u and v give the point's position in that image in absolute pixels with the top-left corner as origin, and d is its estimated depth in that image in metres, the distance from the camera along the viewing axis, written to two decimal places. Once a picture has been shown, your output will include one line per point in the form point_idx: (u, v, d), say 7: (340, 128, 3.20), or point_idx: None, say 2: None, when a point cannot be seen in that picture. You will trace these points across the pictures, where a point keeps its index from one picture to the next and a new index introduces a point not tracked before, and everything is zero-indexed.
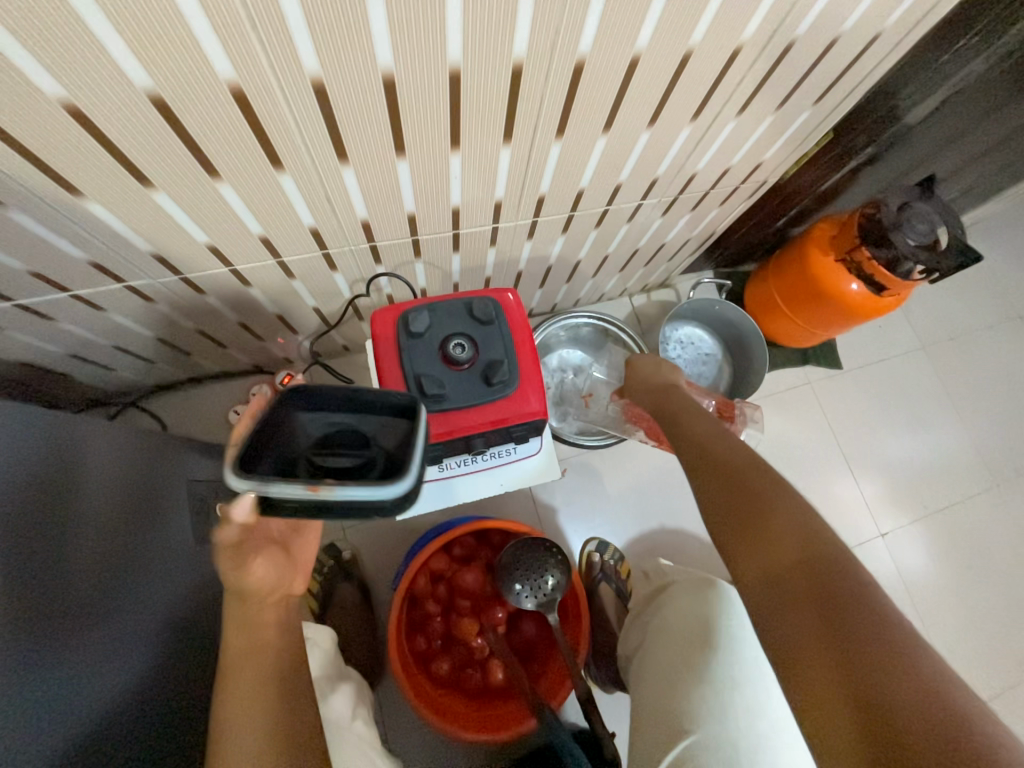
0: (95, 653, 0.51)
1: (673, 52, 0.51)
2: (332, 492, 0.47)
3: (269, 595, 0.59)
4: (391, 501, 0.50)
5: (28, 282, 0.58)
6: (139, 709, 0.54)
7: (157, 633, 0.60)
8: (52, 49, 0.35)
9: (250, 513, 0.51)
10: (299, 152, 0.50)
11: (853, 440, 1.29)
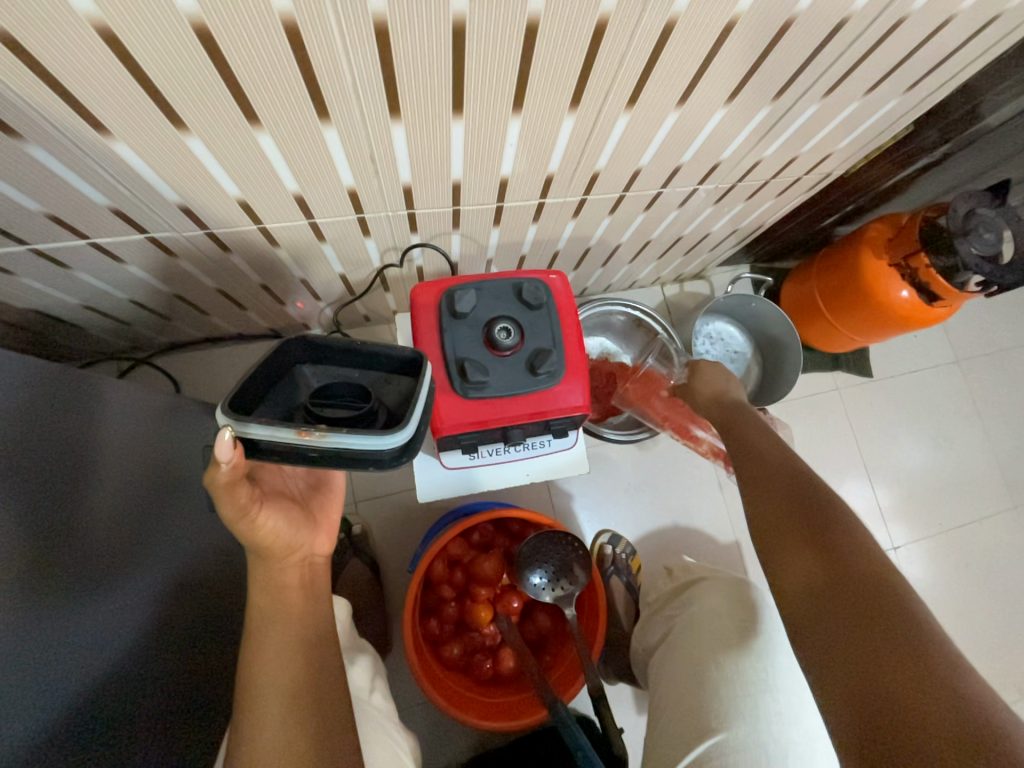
0: (115, 618, 0.51)
1: (773, 19, 0.45)
2: (322, 437, 0.45)
3: (287, 558, 0.56)
4: (385, 448, 0.46)
5: (44, 225, 0.54)
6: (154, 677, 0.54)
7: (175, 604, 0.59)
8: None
9: (235, 453, 0.45)
10: (348, 102, 0.45)
11: (875, 450, 1.26)
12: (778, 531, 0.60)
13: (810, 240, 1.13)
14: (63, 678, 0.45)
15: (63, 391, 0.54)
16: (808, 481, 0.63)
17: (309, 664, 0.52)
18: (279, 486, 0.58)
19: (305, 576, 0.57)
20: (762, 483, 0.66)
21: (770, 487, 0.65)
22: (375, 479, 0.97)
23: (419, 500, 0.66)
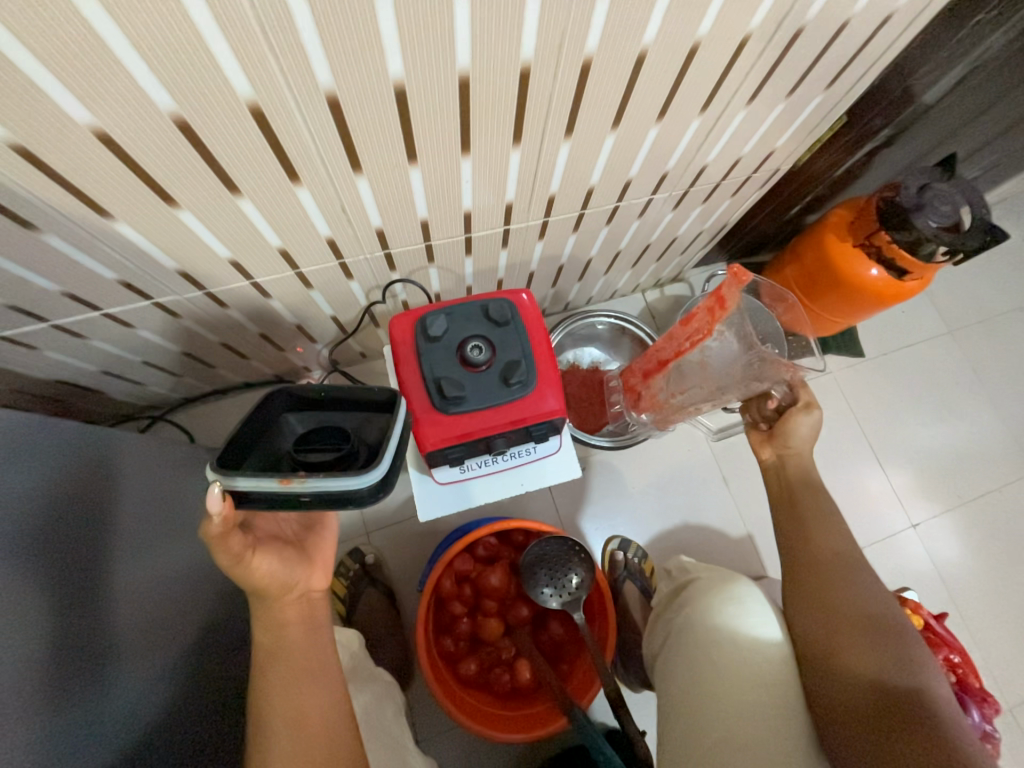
0: (143, 656, 0.54)
1: (679, 45, 0.51)
2: (303, 482, 0.50)
3: (285, 596, 0.58)
4: (362, 486, 0.52)
5: (62, 303, 0.61)
6: (184, 713, 0.56)
7: (196, 641, 0.62)
8: (87, 76, 0.36)
9: (226, 504, 0.50)
10: (314, 164, 0.51)
11: (880, 429, 1.26)
12: (829, 632, 0.65)
13: (780, 233, 1.17)
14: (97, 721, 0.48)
15: (80, 450, 0.59)
16: (874, 611, 0.64)
17: (319, 696, 0.55)
18: (274, 530, 0.61)
19: (305, 612, 0.60)
20: (816, 580, 0.69)
21: (824, 591, 0.67)
22: (384, 507, 1.01)
23: (422, 518, 0.69)
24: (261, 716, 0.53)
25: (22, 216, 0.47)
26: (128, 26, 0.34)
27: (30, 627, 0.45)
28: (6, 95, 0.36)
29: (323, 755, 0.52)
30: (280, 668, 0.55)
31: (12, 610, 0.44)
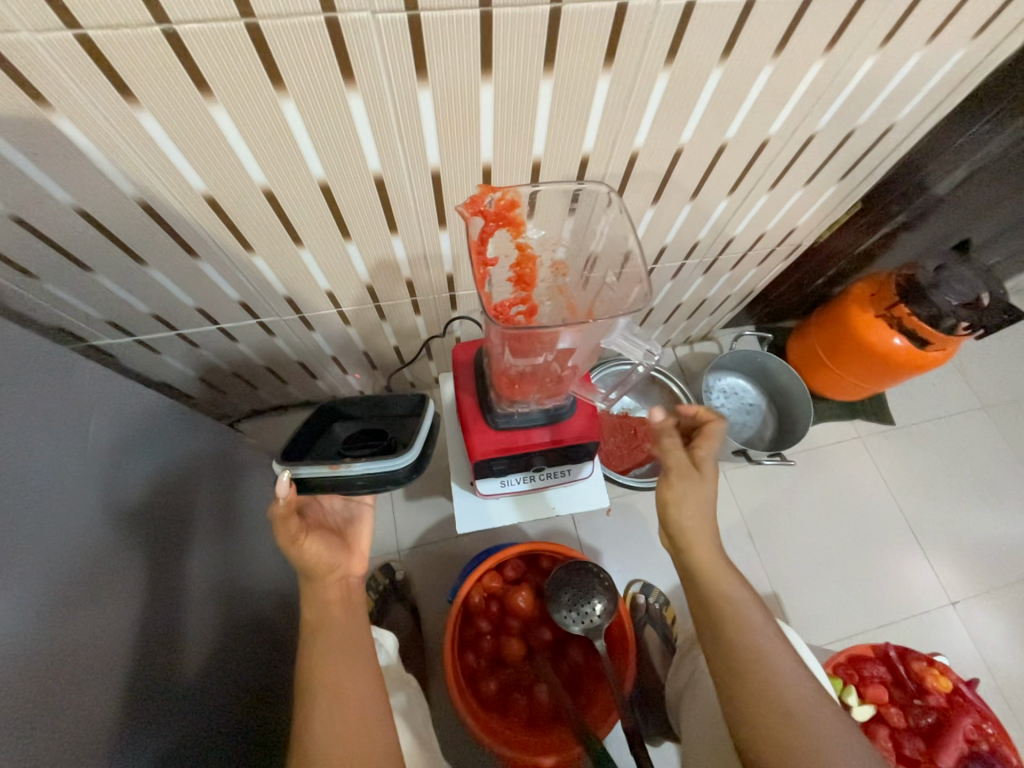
0: (197, 642, 0.60)
1: (710, 143, 0.62)
2: (347, 468, 0.69)
3: (327, 576, 0.63)
4: (396, 468, 0.71)
5: (192, 316, 0.74)
6: (221, 701, 0.61)
7: (235, 633, 0.68)
8: (272, 151, 0.50)
9: (289, 490, 0.59)
10: (411, 219, 0.64)
11: (915, 499, 1.24)
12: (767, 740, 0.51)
13: (806, 302, 1.25)
14: (163, 696, 0.53)
15: (182, 450, 0.69)
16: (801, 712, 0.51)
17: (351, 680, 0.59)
18: (321, 518, 0.66)
19: (347, 599, 0.65)
20: (737, 673, 0.54)
21: (747, 686, 0.53)
22: (419, 527, 1.08)
23: (460, 530, 0.76)
24: (304, 688, 0.58)
25: (192, 248, 0.61)
26: (309, 118, 0.48)
27: (129, 598, 0.52)
28: (215, 163, 0.50)
29: (356, 734, 0.56)
30: (320, 639, 0.61)
31: (120, 569, 0.52)
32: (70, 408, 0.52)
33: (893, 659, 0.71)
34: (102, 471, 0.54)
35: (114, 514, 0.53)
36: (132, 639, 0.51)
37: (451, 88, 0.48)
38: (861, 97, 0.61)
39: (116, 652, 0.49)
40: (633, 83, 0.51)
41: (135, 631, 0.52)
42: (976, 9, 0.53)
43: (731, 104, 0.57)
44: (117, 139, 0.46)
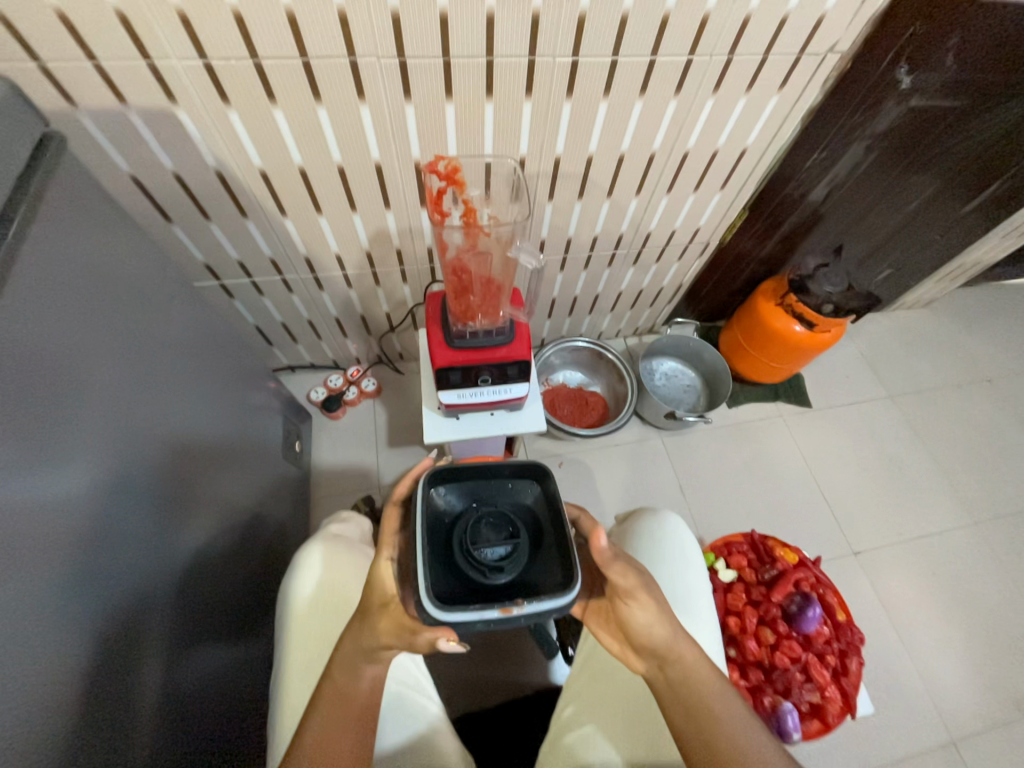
0: (148, 614, 0.61)
1: (612, 153, 0.89)
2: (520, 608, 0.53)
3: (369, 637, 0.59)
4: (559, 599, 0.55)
5: (233, 268, 0.99)
6: (178, 651, 0.66)
7: (188, 583, 0.71)
8: (308, 139, 0.76)
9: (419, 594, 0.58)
10: (400, 198, 0.90)
11: (829, 469, 1.44)
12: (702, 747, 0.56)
13: (732, 302, 1.50)
14: (117, 673, 0.55)
15: (200, 441, 0.79)
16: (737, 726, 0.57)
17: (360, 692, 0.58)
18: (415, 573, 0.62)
19: None
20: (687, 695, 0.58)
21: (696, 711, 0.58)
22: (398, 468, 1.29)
23: (426, 438, 0.97)
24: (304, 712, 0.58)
25: (243, 209, 0.87)
26: (334, 119, 0.74)
27: (74, 611, 0.51)
28: (270, 146, 0.76)
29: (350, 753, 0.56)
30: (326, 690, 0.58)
31: (62, 581, 0.50)
32: (134, 379, 0.64)
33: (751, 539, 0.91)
34: (51, 487, 0.50)
35: (56, 521, 0.50)
36: (76, 641, 0.50)
37: (426, 104, 0.74)
38: (713, 126, 0.88)
39: (58, 657, 0.48)
40: (547, 107, 0.78)
41: (78, 632, 0.51)
42: (773, 70, 0.80)
43: (620, 126, 0.84)
44: (210, 127, 0.72)
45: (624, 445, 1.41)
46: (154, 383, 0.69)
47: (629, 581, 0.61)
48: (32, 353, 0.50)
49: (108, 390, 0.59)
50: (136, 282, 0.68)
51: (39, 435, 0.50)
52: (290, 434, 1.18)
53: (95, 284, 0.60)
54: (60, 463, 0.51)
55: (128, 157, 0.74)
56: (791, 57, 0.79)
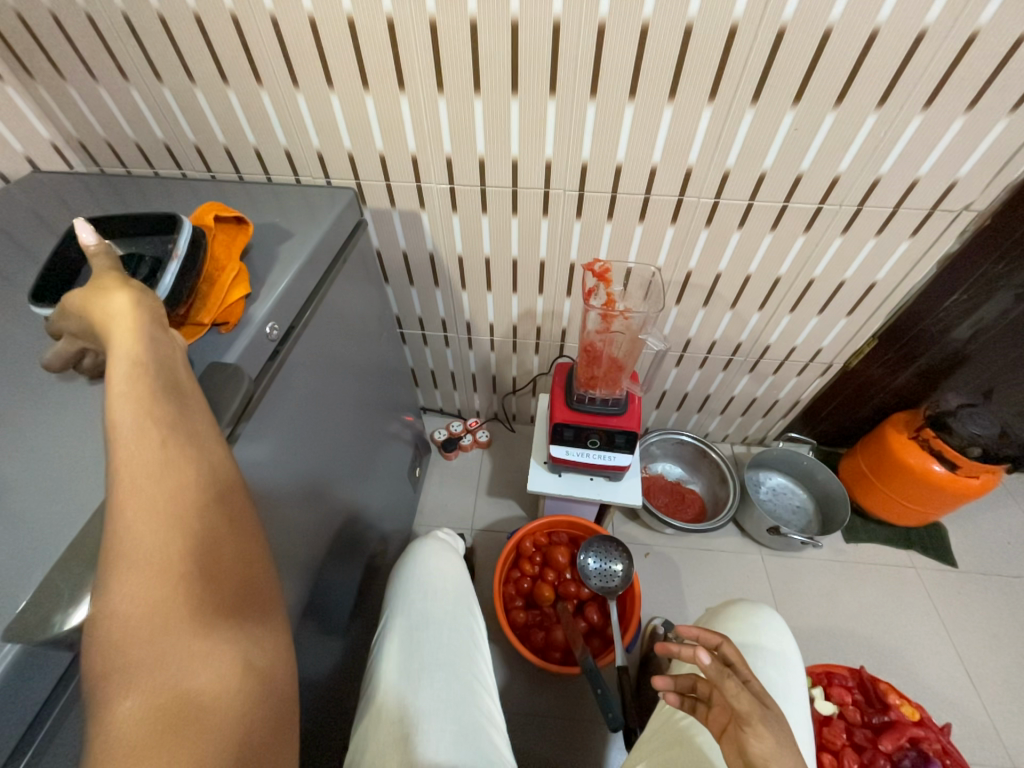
0: None
1: (739, 272, 1.03)
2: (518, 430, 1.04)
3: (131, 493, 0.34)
4: None
5: (414, 321, 1.29)
6: None
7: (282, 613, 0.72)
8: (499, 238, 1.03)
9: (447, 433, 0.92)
10: (552, 286, 1.13)
11: (977, 647, 1.19)
12: None
13: (857, 430, 1.43)
14: None
15: (342, 467, 0.90)
16: None
17: (268, 645, 0.38)
18: None
19: None
20: None
21: None
22: (491, 516, 1.40)
23: (529, 485, 1.09)
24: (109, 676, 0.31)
25: (437, 279, 1.16)
26: (522, 227, 1.01)
27: None
28: (472, 239, 1.05)
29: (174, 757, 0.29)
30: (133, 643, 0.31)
31: None
32: (323, 399, 0.80)
33: (862, 678, 0.81)
34: None
35: None
36: None
37: (591, 222, 0.98)
38: (840, 259, 0.98)
39: None
40: (687, 231, 0.97)
41: None
42: (903, 219, 0.90)
43: (749, 250, 0.99)
44: (439, 224, 1.03)
45: (718, 552, 1.35)
46: (333, 407, 0.84)
47: (745, 704, 0.53)
48: (292, 361, 0.69)
49: (309, 401, 0.75)
50: (348, 329, 0.88)
51: (262, 431, 0.63)
52: (413, 462, 1.38)
53: (330, 325, 0.80)
54: (267, 442, 0.65)
55: (381, 239, 1.08)
56: (923, 211, 0.89)
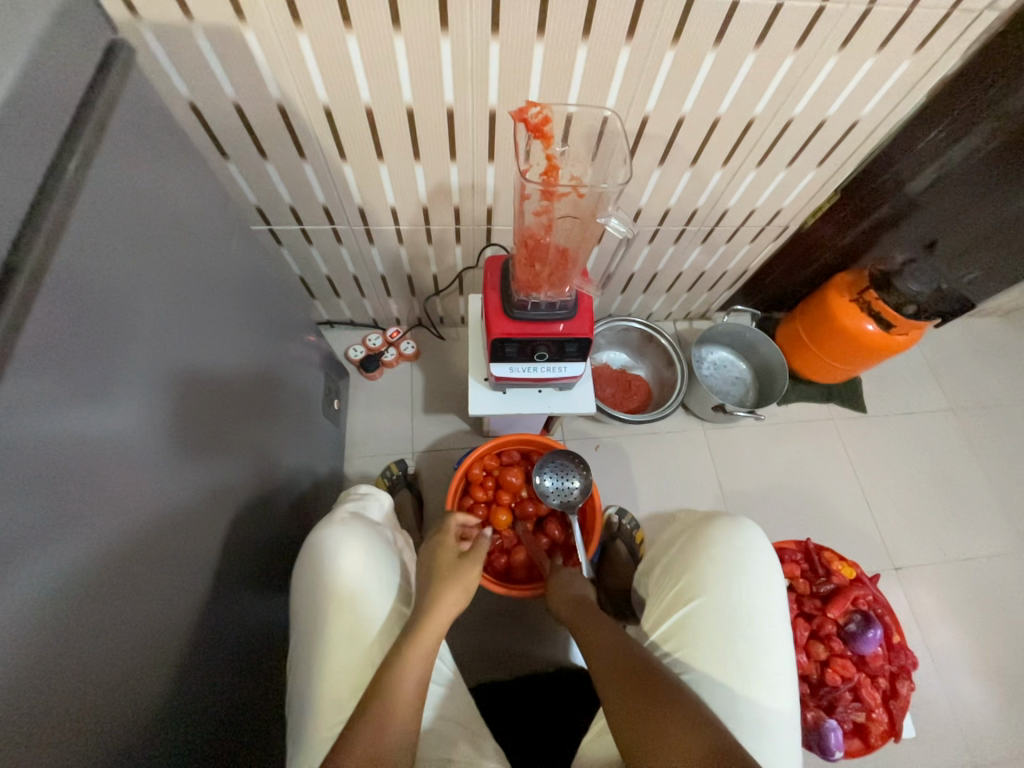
0: (151, 607, 0.53)
1: (707, 115, 0.79)
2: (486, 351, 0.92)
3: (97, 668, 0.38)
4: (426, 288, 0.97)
5: (285, 213, 0.94)
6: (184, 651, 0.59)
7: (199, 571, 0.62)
8: (378, 72, 0.69)
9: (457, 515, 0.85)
10: (468, 148, 0.82)
11: (876, 479, 1.37)
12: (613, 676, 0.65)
13: (796, 293, 1.39)
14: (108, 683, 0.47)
15: (243, 407, 0.75)
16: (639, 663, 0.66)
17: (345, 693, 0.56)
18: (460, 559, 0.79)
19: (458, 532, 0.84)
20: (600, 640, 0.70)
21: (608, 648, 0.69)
22: (431, 436, 1.27)
23: (470, 409, 0.93)
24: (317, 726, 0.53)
25: (301, 147, 0.80)
26: (413, 54, 0.67)
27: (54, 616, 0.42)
28: (339, 77, 0.69)
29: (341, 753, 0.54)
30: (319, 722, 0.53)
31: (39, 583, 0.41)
32: (186, 333, 0.61)
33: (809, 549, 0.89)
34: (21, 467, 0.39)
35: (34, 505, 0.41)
36: (56, 649, 0.42)
37: (515, 39, 0.66)
38: (827, 91, 0.77)
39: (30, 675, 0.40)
40: (648, 54, 0.69)
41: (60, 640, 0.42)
42: (914, 27, 0.69)
43: (724, 80, 0.74)
44: (279, 51, 0.66)
45: (663, 433, 1.36)
46: (206, 341, 0.65)
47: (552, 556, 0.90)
48: (88, 286, 0.47)
49: (164, 339, 0.57)
50: (191, 232, 0.63)
51: (68, 369, 0.44)
52: (328, 393, 1.15)
53: (143, 225, 0.54)
54: (121, 404, 0.50)
55: (189, 82, 0.69)
56: (939, 14, 0.68)
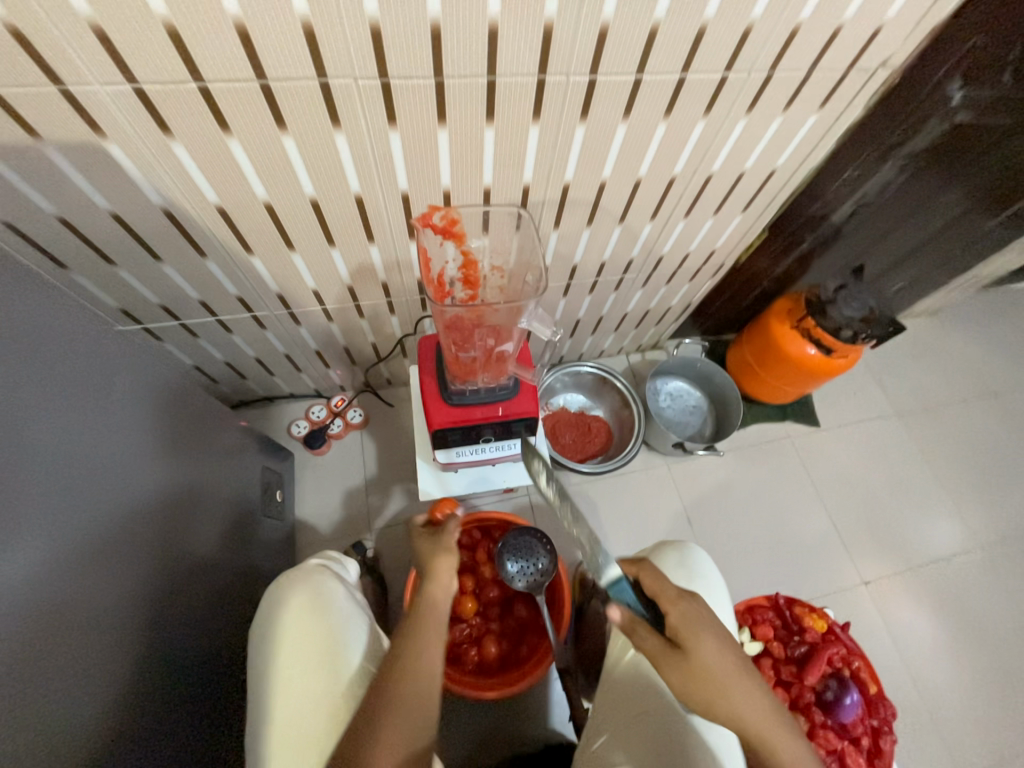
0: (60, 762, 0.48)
1: (627, 179, 0.78)
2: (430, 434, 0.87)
3: None
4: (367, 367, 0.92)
5: (195, 307, 0.86)
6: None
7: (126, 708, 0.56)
8: (270, 169, 0.63)
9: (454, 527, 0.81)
10: (385, 229, 0.77)
11: (838, 493, 1.39)
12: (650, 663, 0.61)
13: (740, 317, 1.41)
14: None
15: (168, 506, 0.70)
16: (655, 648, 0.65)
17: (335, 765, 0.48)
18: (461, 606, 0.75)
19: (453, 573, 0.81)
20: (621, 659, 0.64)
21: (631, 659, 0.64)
22: (389, 511, 1.20)
23: (421, 496, 0.88)
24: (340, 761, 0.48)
25: (199, 246, 0.73)
26: (307, 151, 0.62)
27: None
28: (228, 179, 0.63)
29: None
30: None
31: None
32: (79, 452, 0.56)
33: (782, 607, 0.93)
34: None
35: None
36: None
37: (415, 127, 0.62)
38: (741, 148, 0.77)
39: None
40: (558, 131, 0.67)
41: None
42: (816, 87, 0.70)
43: (639, 147, 0.72)
44: (152, 160, 0.59)
45: (629, 474, 1.34)
46: (102, 442, 0.60)
47: None
48: None
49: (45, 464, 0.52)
50: (80, 359, 0.60)
51: None
52: (269, 484, 1.07)
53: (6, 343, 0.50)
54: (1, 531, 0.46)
55: (51, 197, 0.61)
56: (837, 75, 0.69)
